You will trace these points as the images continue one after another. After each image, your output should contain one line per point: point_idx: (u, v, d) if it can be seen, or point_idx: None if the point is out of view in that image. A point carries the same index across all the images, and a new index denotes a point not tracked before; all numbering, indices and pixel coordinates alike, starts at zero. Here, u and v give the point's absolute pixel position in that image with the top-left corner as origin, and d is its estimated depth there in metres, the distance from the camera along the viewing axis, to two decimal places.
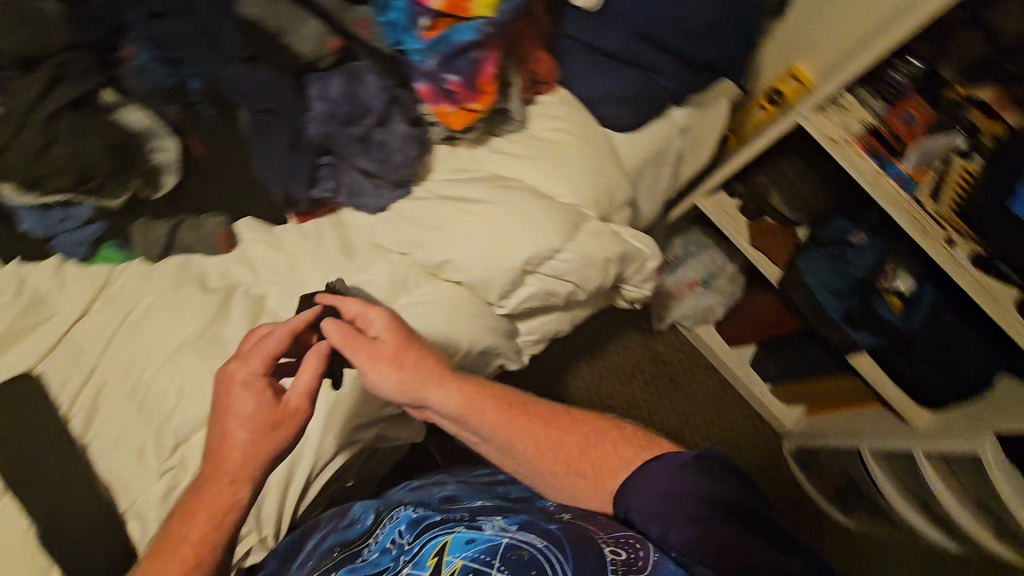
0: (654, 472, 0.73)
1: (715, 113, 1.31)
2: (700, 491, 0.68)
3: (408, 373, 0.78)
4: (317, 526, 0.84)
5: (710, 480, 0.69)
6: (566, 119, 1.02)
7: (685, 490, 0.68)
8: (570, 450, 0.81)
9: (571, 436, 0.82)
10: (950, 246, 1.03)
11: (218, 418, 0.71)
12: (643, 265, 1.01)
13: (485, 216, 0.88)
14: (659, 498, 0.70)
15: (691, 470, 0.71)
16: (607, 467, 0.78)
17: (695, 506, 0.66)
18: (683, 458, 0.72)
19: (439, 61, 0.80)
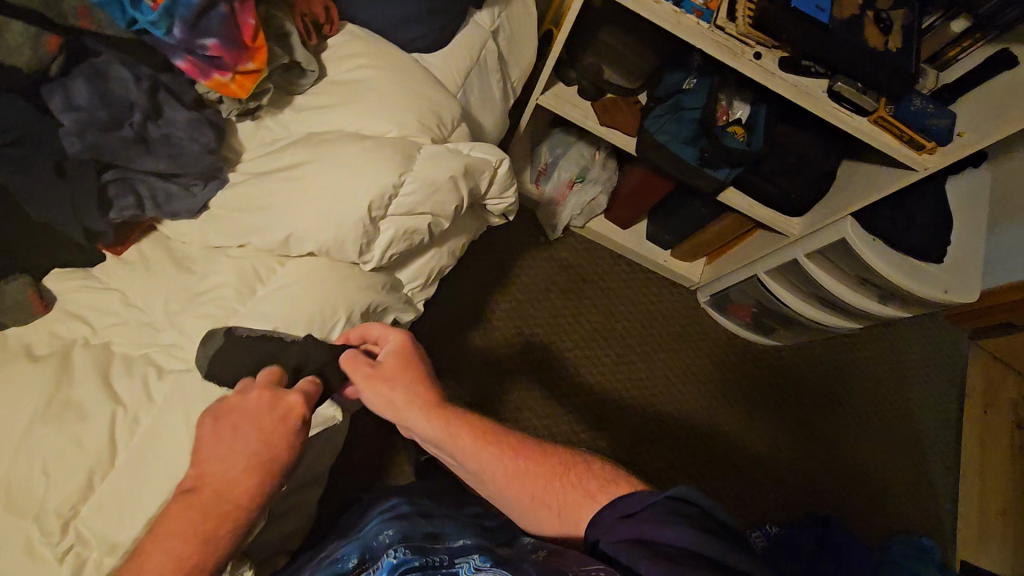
0: (628, 503, 0.72)
1: (521, 4, 1.28)
2: (676, 530, 0.65)
3: (401, 403, 0.78)
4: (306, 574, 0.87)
5: (689, 520, 0.66)
6: (367, 54, 0.96)
7: (660, 528, 0.66)
8: (538, 481, 0.79)
9: (548, 454, 0.82)
10: (758, 59, 1.09)
11: (228, 447, 0.66)
12: (494, 174, 1.01)
13: (312, 178, 0.83)
14: (629, 533, 0.68)
15: (665, 505, 0.69)
16: (578, 491, 0.78)
17: (667, 544, 0.64)
18: (658, 496, 0.70)
19: (186, 28, 0.73)
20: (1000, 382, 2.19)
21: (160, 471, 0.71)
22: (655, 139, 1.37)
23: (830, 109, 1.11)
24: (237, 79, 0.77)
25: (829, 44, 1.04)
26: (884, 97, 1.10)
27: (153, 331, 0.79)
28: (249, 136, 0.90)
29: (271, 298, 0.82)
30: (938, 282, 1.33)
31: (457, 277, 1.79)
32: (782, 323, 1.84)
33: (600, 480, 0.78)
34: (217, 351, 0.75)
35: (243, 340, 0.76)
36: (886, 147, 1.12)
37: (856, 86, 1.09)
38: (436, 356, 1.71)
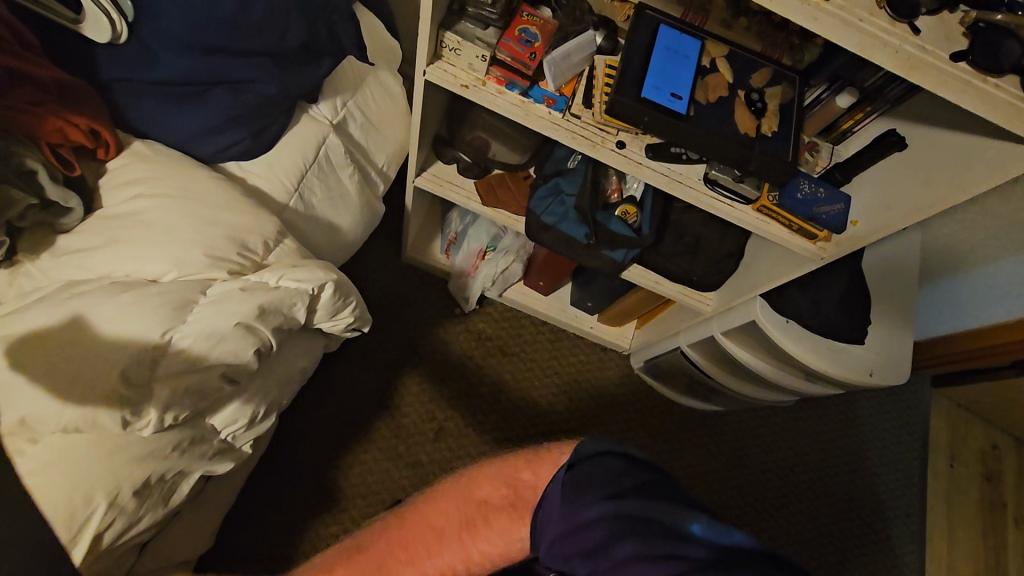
0: (542, 509, 0.63)
1: (375, 88, 1.15)
2: (596, 502, 0.60)
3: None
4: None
5: (601, 489, 0.61)
6: (153, 177, 0.84)
7: (579, 510, 0.60)
8: (457, 568, 0.67)
9: (439, 538, 0.67)
10: (622, 149, 0.98)
11: None
12: (317, 298, 0.89)
13: (58, 339, 0.71)
14: (558, 535, 0.61)
15: (578, 476, 0.63)
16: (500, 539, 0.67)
17: (595, 530, 0.59)
18: (563, 475, 0.63)
19: None
20: (963, 429, 1.95)
21: None
22: (542, 221, 1.23)
23: (706, 198, 1.00)
24: None
25: (693, 135, 0.92)
26: (765, 184, 0.99)
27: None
28: (2, 287, 0.79)
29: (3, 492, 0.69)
30: (860, 363, 1.17)
31: (351, 360, 1.64)
32: (717, 392, 1.67)
33: (506, 515, 0.67)
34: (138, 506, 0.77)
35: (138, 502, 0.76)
36: (775, 237, 1.01)
37: (731, 173, 0.99)
38: (324, 448, 1.55)
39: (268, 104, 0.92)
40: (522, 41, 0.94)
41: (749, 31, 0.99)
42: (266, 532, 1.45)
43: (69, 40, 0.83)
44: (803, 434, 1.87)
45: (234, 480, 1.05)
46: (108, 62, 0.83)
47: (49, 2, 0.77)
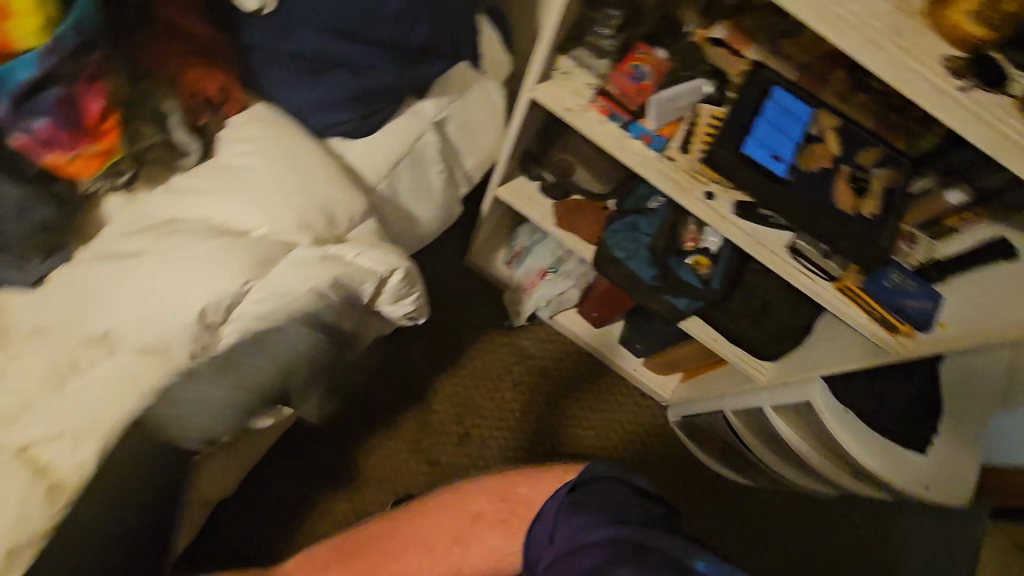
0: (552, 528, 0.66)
1: (478, 96, 1.19)
2: (590, 531, 0.60)
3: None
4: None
5: (602, 513, 0.61)
6: (264, 138, 0.90)
7: (575, 536, 0.60)
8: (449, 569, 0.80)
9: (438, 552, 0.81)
10: (709, 200, 0.97)
11: None
12: (385, 282, 0.92)
13: (148, 268, 0.77)
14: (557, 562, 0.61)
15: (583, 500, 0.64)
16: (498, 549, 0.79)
17: (595, 550, 0.58)
18: (565, 496, 0.66)
19: (9, 108, 0.69)
20: None
21: None
22: (611, 254, 1.22)
23: (786, 265, 0.97)
24: (81, 161, 0.75)
25: (785, 201, 0.89)
26: (851, 266, 0.97)
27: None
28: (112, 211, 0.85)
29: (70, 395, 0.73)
30: (917, 473, 1.09)
31: (395, 349, 1.68)
32: (752, 466, 1.60)
33: (500, 524, 0.79)
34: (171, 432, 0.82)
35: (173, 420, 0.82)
36: (849, 320, 0.96)
37: (819, 248, 0.97)
38: (351, 428, 1.57)
39: (380, 91, 0.98)
40: (632, 76, 0.97)
41: (860, 108, 0.96)
42: (280, 503, 1.49)
43: (223, 5, 0.91)
44: (835, 534, 1.76)
45: (264, 438, 1.09)
46: (251, 29, 0.91)
47: None
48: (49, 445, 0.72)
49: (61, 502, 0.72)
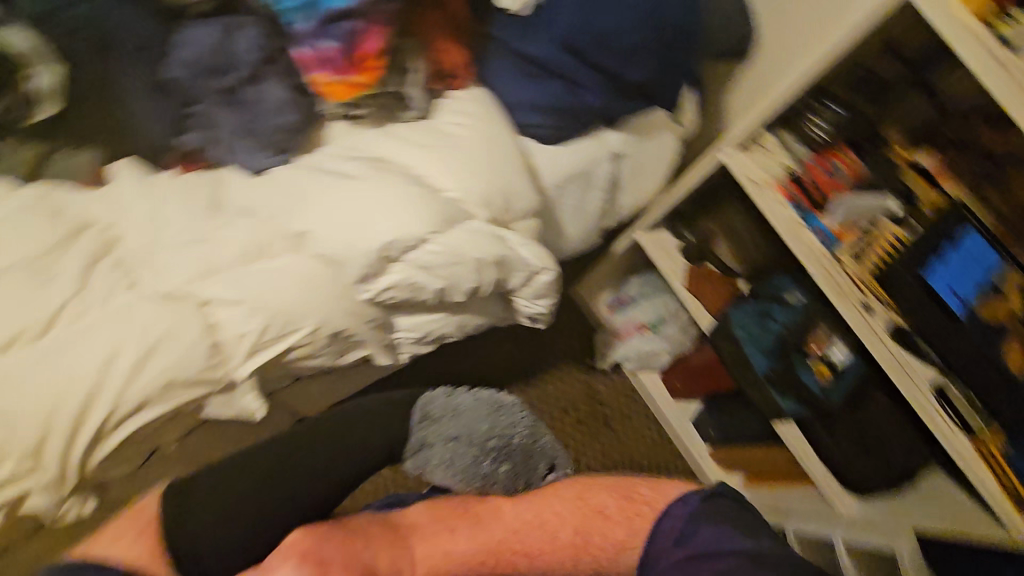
0: (672, 547, 0.88)
1: (658, 145, 1.24)
2: (723, 531, 0.85)
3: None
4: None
5: (736, 529, 0.85)
6: (475, 116, 0.99)
7: (705, 534, 0.86)
8: (566, 545, 0.94)
9: (556, 536, 0.94)
10: (867, 313, 0.95)
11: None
12: (533, 277, 0.97)
13: (354, 191, 0.86)
14: (669, 544, 0.89)
15: (707, 519, 0.88)
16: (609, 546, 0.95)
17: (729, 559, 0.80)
18: (689, 503, 0.93)
19: (316, 27, 0.87)
20: None
21: (66, 361, 0.73)
22: (731, 330, 1.24)
23: (928, 405, 0.92)
24: (343, 84, 0.90)
25: (955, 338, 0.88)
26: (998, 429, 0.91)
27: (144, 252, 0.83)
28: (332, 134, 0.94)
29: (255, 275, 0.82)
30: None
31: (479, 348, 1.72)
32: None
33: (621, 515, 0.95)
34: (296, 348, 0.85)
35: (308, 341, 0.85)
36: (983, 487, 0.89)
37: (970, 400, 0.92)
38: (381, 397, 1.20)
39: (584, 110, 1.05)
40: (829, 171, 1.01)
41: None
42: None
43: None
44: None
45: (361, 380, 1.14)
46: (499, 25, 1.01)
47: None
48: (224, 308, 0.80)
49: (216, 363, 0.79)
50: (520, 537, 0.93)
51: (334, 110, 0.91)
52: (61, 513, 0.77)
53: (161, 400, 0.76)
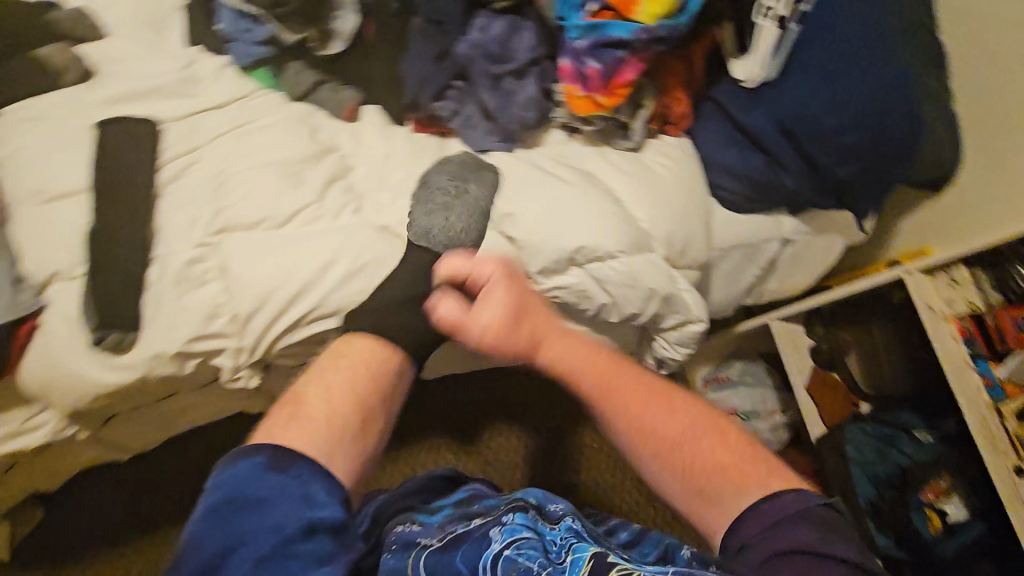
0: (754, 532, 0.61)
1: (825, 243, 1.25)
2: (807, 534, 0.59)
3: (524, 333, 0.74)
4: (392, 546, 0.75)
5: (818, 530, 0.59)
6: (677, 161, 1.05)
7: (791, 531, 0.59)
8: (682, 457, 0.67)
9: (661, 423, 0.69)
10: (1018, 476, 0.93)
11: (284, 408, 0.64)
12: (685, 325, 1.00)
13: (561, 193, 0.93)
14: (757, 544, 0.60)
15: (812, 520, 0.60)
16: (711, 490, 0.66)
17: (788, 529, 0.60)
18: (807, 504, 0.62)
19: (589, 45, 0.85)
20: None
21: (293, 254, 0.83)
22: (842, 445, 1.21)
23: None
24: (585, 99, 0.91)
25: None
26: None
27: (369, 187, 0.94)
28: (551, 139, 1.03)
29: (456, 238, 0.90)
30: None
31: None
32: None
33: (745, 468, 0.66)
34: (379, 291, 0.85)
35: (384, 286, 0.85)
36: None
37: None
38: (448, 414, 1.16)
39: (775, 188, 1.09)
40: (1016, 325, 0.99)
41: None
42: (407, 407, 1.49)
43: (716, 62, 1.09)
44: None
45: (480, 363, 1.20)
46: (724, 90, 1.07)
47: (729, 40, 1.03)
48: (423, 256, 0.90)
49: None
50: (614, 394, 0.71)
51: (561, 119, 0.99)
52: (229, 381, 0.86)
53: (350, 314, 0.84)
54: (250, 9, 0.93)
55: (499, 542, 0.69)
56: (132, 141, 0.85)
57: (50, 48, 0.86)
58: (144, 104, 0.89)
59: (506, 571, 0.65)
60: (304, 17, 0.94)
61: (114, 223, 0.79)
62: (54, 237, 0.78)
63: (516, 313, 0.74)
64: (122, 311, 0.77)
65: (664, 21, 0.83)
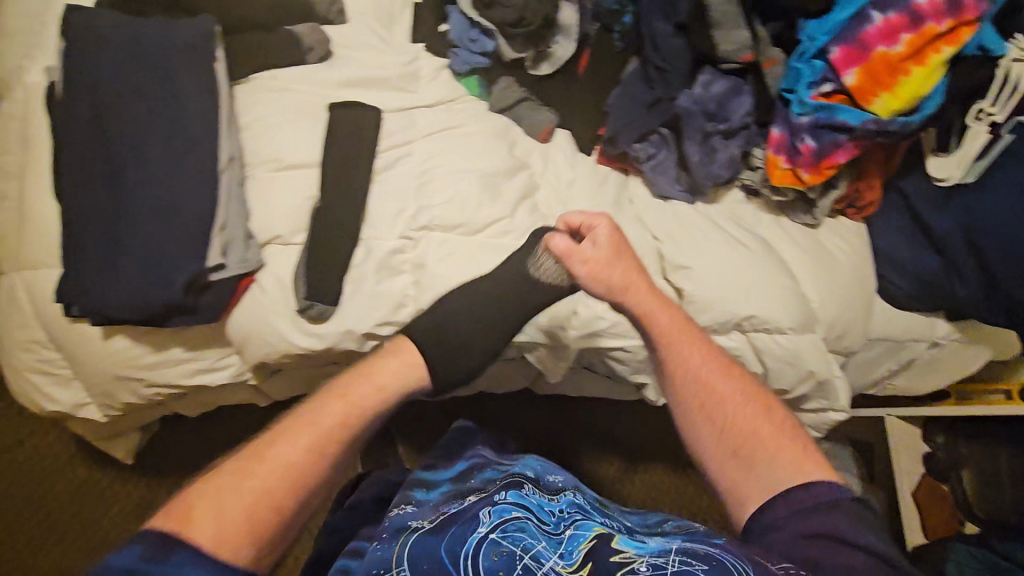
0: (782, 514, 0.63)
1: (972, 354, 1.19)
2: (838, 521, 0.61)
3: (617, 274, 0.75)
4: (384, 533, 0.75)
5: (851, 520, 0.61)
6: (851, 246, 1.04)
7: (826, 518, 0.61)
8: (732, 430, 0.70)
9: (714, 385, 0.72)
10: None
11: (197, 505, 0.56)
12: (826, 410, 1.00)
13: (739, 257, 0.94)
14: (782, 523, 0.63)
15: (846, 511, 0.62)
16: (752, 459, 0.68)
17: (828, 518, 0.61)
18: (838, 495, 0.63)
19: (810, 123, 0.86)
20: None
21: (483, 265, 0.88)
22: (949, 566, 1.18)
23: None
24: (786, 172, 0.90)
25: None
26: None
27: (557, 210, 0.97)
28: (731, 199, 1.03)
29: None
30: None
31: None
32: None
33: (790, 455, 0.67)
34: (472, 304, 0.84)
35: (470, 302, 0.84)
36: None
37: None
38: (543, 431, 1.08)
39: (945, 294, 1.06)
40: None
41: None
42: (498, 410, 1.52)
43: (913, 155, 1.06)
44: None
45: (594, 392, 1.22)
46: (916, 185, 1.04)
47: (929, 139, 1.01)
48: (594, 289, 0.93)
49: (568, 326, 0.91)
50: (679, 346, 0.74)
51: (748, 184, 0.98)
52: None
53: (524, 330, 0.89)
54: (485, 23, 0.95)
55: (486, 524, 0.72)
56: (356, 128, 0.90)
57: (303, 27, 0.92)
58: (369, 93, 0.95)
59: (486, 557, 0.67)
60: (526, 43, 0.96)
61: (332, 205, 0.85)
62: (278, 206, 0.84)
63: (607, 252, 0.76)
64: (328, 286, 0.83)
65: (898, 118, 0.82)
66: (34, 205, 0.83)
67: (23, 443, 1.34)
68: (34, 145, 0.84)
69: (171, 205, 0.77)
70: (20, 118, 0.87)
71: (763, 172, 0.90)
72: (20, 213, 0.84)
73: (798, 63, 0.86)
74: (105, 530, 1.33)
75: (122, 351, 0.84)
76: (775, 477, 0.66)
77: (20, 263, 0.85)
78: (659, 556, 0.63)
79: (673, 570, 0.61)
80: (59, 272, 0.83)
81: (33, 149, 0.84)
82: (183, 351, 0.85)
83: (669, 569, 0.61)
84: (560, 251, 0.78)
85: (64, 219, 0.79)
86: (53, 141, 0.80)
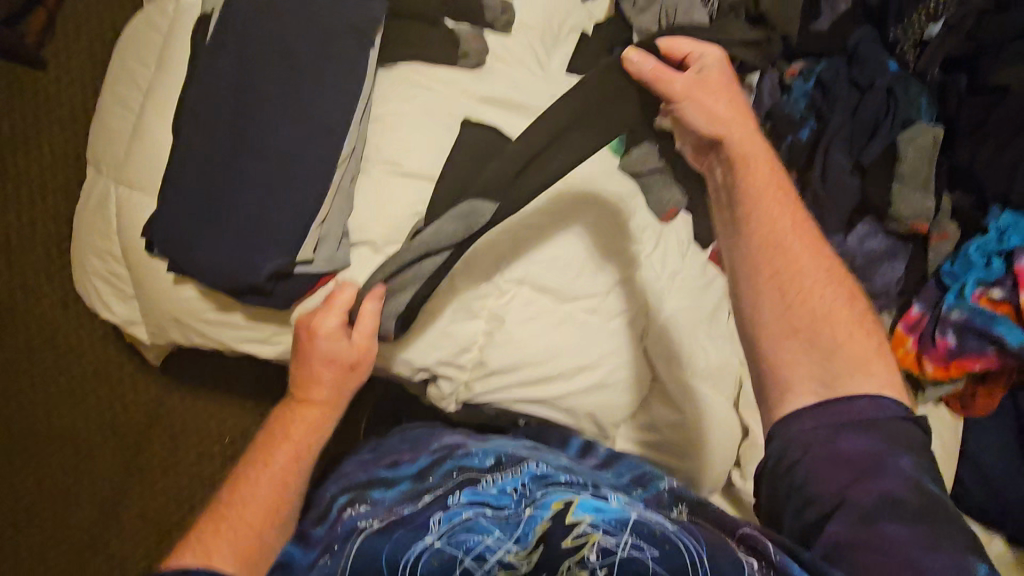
0: (815, 428, 0.57)
1: None
2: (867, 442, 0.56)
3: (725, 109, 0.65)
4: (333, 544, 0.67)
5: (880, 436, 0.56)
6: (946, 448, 0.93)
7: (856, 438, 0.56)
8: (805, 308, 0.61)
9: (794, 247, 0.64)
10: None
11: (214, 516, 0.69)
12: None
13: None
14: (813, 434, 0.57)
15: (883, 433, 0.56)
16: (822, 346, 0.59)
17: (852, 440, 0.56)
18: (882, 410, 0.57)
19: (960, 319, 0.77)
20: None
21: (561, 342, 0.83)
22: None
23: None
24: (910, 355, 0.81)
25: None
26: None
27: (648, 290, 0.89)
28: None
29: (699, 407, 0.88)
30: None
31: None
32: None
33: (860, 346, 0.60)
34: (454, 330, 0.82)
35: (455, 327, 0.82)
36: None
37: None
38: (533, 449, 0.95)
39: None
40: None
41: None
42: None
43: None
44: None
45: None
46: None
47: None
48: (657, 396, 0.90)
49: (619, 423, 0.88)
50: (767, 208, 0.64)
51: None
52: (431, 394, 0.87)
53: (576, 415, 0.86)
54: None
55: (434, 532, 0.63)
56: (479, 147, 0.80)
57: (466, 32, 0.85)
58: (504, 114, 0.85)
59: (428, 565, 0.60)
60: None
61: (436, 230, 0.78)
62: (381, 212, 0.79)
63: (703, 82, 0.66)
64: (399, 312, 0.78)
65: None
66: (151, 129, 0.81)
67: (66, 308, 1.37)
68: (169, 69, 0.81)
69: (284, 185, 0.74)
70: (165, 35, 0.84)
71: (889, 345, 0.80)
72: (135, 132, 0.82)
73: (975, 254, 0.77)
74: (119, 419, 1.34)
75: (188, 300, 0.82)
76: (834, 375, 0.59)
77: (120, 177, 0.84)
78: (612, 537, 0.57)
79: (621, 555, 0.56)
80: (153, 204, 0.81)
81: (167, 73, 0.81)
82: (243, 318, 0.83)
83: (619, 554, 0.56)
84: (649, 78, 0.66)
85: (175, 159, 0.76)
86: (191, 76, 0.77)
